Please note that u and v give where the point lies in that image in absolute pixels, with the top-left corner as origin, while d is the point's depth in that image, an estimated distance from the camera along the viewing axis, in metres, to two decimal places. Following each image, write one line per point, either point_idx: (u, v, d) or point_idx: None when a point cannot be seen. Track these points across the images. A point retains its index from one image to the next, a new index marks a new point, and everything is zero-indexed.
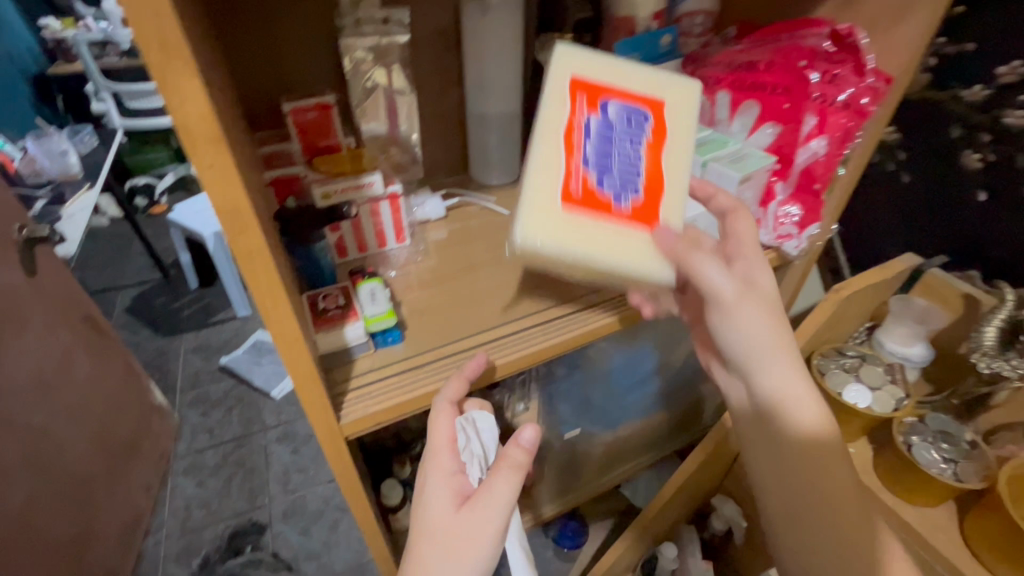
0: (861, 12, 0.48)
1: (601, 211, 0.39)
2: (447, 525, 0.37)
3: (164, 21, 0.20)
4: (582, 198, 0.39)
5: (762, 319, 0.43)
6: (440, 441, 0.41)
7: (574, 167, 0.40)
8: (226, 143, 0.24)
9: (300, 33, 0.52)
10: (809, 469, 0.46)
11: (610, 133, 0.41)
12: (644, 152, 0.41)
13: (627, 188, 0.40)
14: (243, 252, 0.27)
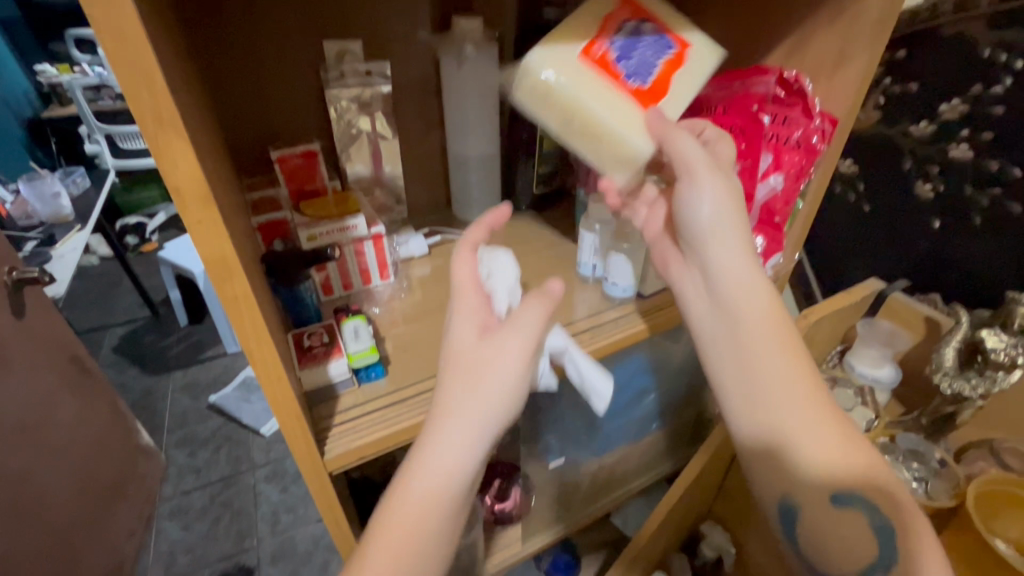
0: (804, 60, 0.52)
1: (609, 77, 0.45)
2: (463, 378, 0.37)
3: (159, 99, 0.22)
4: (598, 59, 0.45)
5: (726, 194, 0.44)
6: (463, 283, 0.41)
7: (599, 41, 0.45)
8: (215, 200, 0.26)
9: (288, 86, 0.55)
10: (777, 361, 0.44)
11: (638, 38, 0.46)
12: (655, 61, 0.46)
13: (638, 75, 0.45)
14: (229, 299, 0.29)
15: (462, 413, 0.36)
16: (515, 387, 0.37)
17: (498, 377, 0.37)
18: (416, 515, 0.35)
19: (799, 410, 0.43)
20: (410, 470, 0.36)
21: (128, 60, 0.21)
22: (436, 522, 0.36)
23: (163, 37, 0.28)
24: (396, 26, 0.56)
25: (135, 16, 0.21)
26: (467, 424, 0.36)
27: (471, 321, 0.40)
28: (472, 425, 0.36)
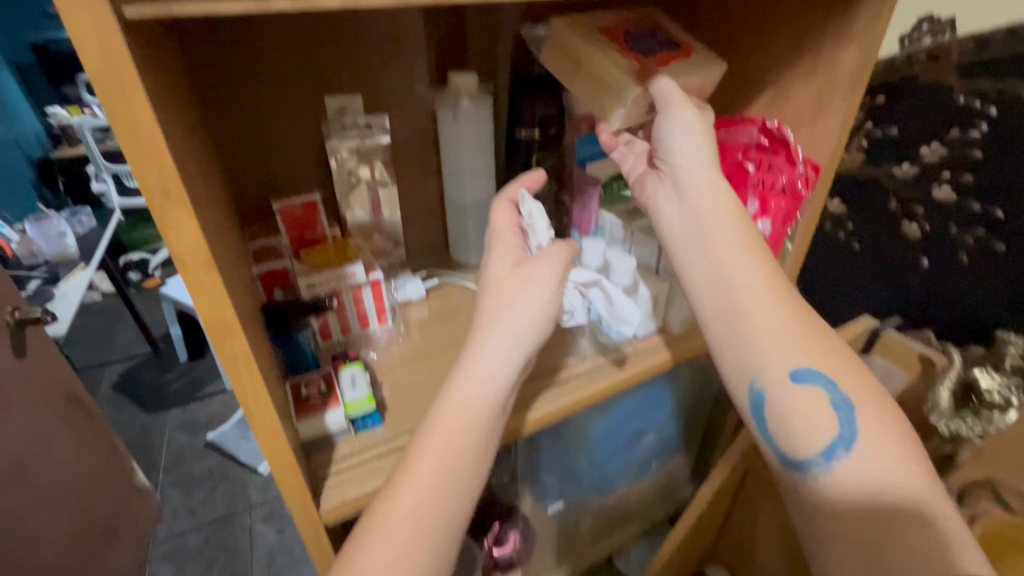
0: (786, 110, 0.54)
1: (614, 42, 0.49)
2: (504, 303, 0.45)
3: (167, 176, 0.24)
4: (609, 31, 0.50)
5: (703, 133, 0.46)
6: (501, 227, 0.50)
7: (617, 25, 0.51)
8: (216, 266, 0.27)
9: (290, 138, 0.57)
10: (751, 282, 0.43)
11: (652, 33, 0.51)
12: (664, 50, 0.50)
13: (640, 47, 0.49)
14: (228, 358, 0.30)
15: (505, 331, 0.45)
16: (547, 312, 0.46)
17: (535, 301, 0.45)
18: (461, 419, 0.42)
19: (780, 334, 0.42)
20: (456, 380, 0.44)
21: (139, 143, 0.23)
22: (480, 423, 0.43)
23: (174, 112, 0.30)
24: (395, 81, 0.59)
25: (147, 103, 0.22)
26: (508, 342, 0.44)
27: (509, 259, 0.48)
28: (511, 339, 0.44)
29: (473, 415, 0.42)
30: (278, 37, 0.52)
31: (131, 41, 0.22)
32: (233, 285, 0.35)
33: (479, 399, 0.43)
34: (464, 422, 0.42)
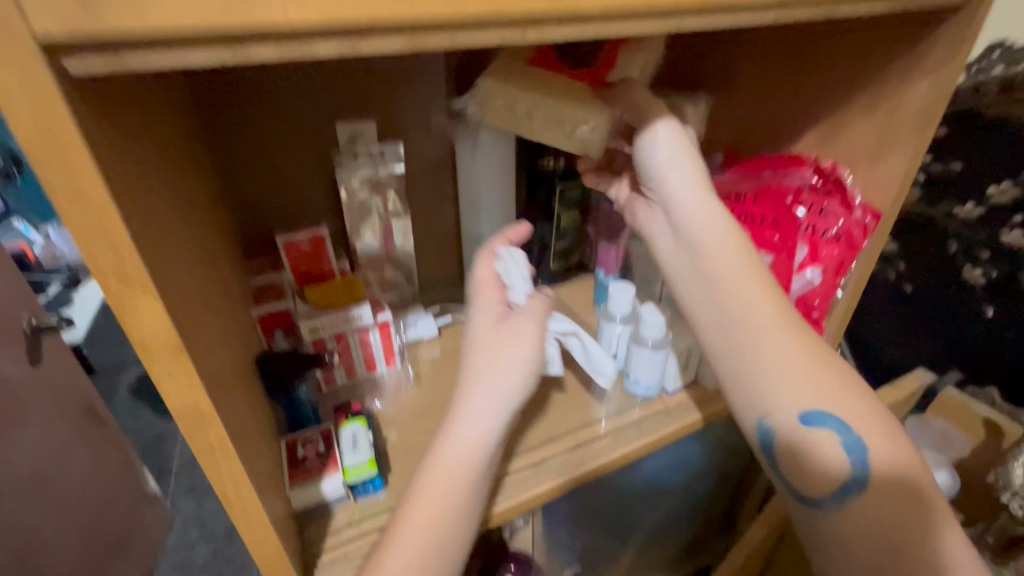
0: (838, 150, 0.49)
1: (555, 68, 0.39)
2: (485, 353, 0.41)
3: (124, 256, 0.20)
4: (539, 55, 0.40)
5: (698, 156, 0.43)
6: (483, 280, 0.45)
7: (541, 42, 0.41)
8: (186, 352, 0.23)
9: (297, 168, 0.54)
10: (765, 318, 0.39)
11: None
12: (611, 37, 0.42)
13: (582, 62, 0.40)
14: (204, 449, 0.26)
15: (483, 386, 0.39)
16: (527, 364, 0.41)
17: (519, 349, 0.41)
18: (447, 480, 0.37)
19: (796, 370, 0.38)
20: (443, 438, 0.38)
21: (89, 223, 0.19)
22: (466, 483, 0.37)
23: (154, 168, 0.26)
24: (411, 109, 0.55)
25: (98, 176, 0.18)
26: (494, 394, 0.39)
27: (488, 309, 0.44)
28: (494, 391, 0.39)
29: (461, 472, 0.37)
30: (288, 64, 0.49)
31: (81, 102, 0.18)
32: (221, 352, 0.31)
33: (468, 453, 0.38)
34: (452, 478, 0.37)
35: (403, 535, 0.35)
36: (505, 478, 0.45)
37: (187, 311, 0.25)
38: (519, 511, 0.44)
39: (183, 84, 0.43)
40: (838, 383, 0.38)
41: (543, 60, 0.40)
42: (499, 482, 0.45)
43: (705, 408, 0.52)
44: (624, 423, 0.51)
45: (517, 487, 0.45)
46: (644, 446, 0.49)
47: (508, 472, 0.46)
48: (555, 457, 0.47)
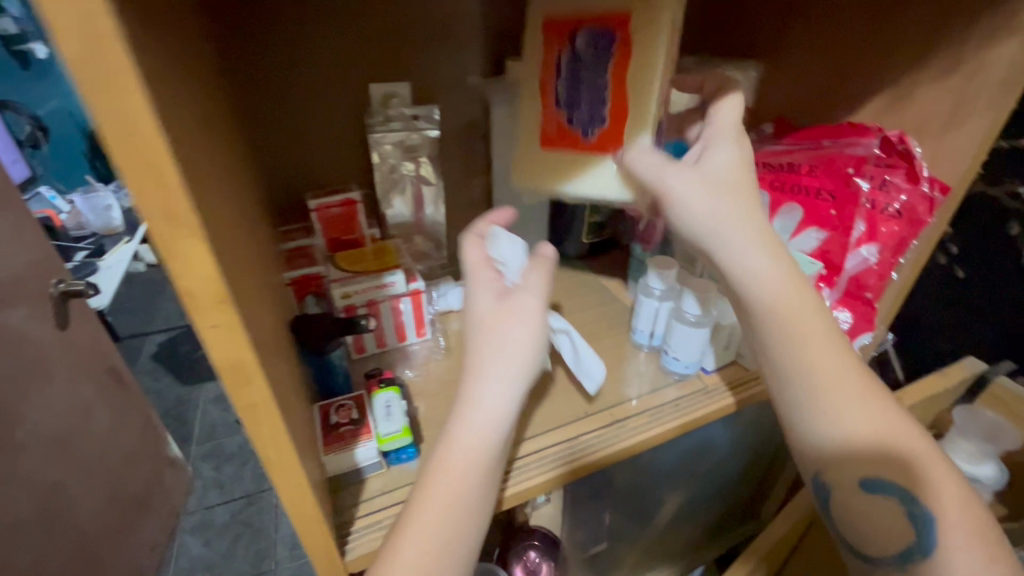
0: (905, 118, 0.47)
1: (574, 146, 0.40)
2: (482, 341, 0.37)
3: (171, 192, 0.19)
4: (555, 134, 0.41)
5: (728, 161, 0.39)
6: (474, 260, 0.42)
7: (548, 106, 0.40)
8: (233, 302, 0.22)
9: (327, 129, 0.52)
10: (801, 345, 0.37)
11: (577, 68, 0.38)
12: (614, 56, 0.37)
13: (594, 116, 0.39)
14: (247, 406, 0.25)
15: (489, 375, 0.36)
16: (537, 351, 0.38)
17: (517, 340, 0.37)
18: (455, 482, 0.34)
19: (854, 408, 0.36)
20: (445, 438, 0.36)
21: (135, 155, 0.17)
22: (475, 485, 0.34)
23: (190, 109, 0.24)
24: (445, 70, 0.53)
25: (145, 102, 0.17)
26: (492, 382, 0.36)
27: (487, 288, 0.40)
28: (505, 379, 0.36)
29: (469, 467, 0.34)
30: (320, 18, 0.46)
31: (128, 21, 0.17)
32: (258, 309, 0.30)
33: (473, 444, 0.35)
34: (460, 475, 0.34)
35: (407, 535, 0.32)
36: (529, 455, 0.44)
37: (229, 261, 0.24)
38: (528, 497, 0.42)
39: (211, 35, 0.41)
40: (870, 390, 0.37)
41: (561, 138, 0.40)
42: (525, 458, 0.43)
43: (740, 390, 0.50)
44: (656, 402, 0.49)
45: (544, 464, 0.43)
46: (678, 427, 0.47)
47: (536, 449, 0.44)
48: (594, 434, 0.46)
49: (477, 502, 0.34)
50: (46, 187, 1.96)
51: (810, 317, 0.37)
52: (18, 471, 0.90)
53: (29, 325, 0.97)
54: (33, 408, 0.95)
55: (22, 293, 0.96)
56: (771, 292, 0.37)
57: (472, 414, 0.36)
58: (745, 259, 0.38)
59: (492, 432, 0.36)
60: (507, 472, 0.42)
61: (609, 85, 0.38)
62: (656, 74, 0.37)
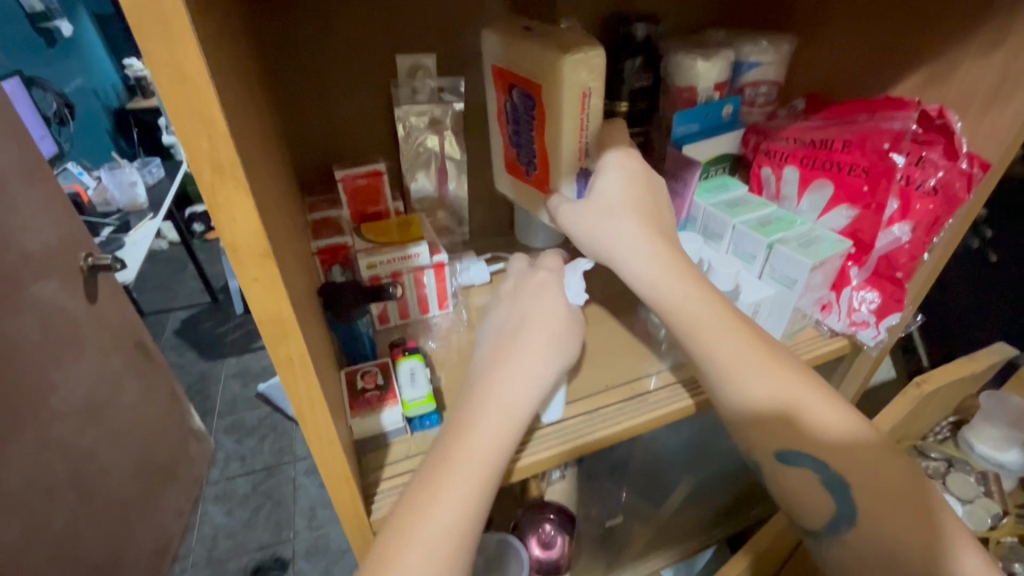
0: (945, 93, 0.45)
1: (522, 178, 0.50)
2: (513, 353, 0.40)
3: (218, 143, 0.19)
4: (511, 164, 0.50)
5: (622, 184, 0.41)
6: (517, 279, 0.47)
7: (503, 141, 0.50)
8: (274, 257, 0.23)
9: (353, 100, 0.52)
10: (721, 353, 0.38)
11: (515, 115, 0.46)
12: (535, 122, 0.44)
13: (530, 161, 0.48)
14: (283, 361, 0.26)
15: (503, 376, 0.38)
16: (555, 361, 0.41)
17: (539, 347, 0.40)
18: (467, 468, 0.34)
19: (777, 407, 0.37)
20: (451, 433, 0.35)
21: (187, 105, 0.18)
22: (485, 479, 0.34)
23: (228, 68, 0.25)
24: (470, 42, 0.53)
25: (197, 52, 0.17)
26: (508, 394, 0.37)
27: (517, 311, 0.44)
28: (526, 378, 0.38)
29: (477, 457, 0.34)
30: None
31: None
32: (291, 271, 0.31)
33: (472, 453, 0.34)
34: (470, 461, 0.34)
35: (429, 511, 0.32)
36: (552, 426, 0.44)
37: (267, 218, 0.25)
38: (547, 466, 0.42)
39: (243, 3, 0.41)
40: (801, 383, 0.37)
41: (513, 169, 0.51)
42: (545, 429, 0.44)
43: None
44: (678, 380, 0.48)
45: (563, 434, 0.44)
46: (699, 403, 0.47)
47: (557, 421, 0.45)
48: (613, 409, 0.46)
49: (479, 496, 0.33)
50: (74, 163, 1.99)
51: (714, 326, 0.38)
52: (54, 436, 0.94)
53: (61, 297, 1.00)
54: (67, 377, 0.99)
55: (54, 266, 0.98)
56: (666, 304, 0.38)
57: (471, 427, 0.35)
58: (635, 276, 0.39)
59: (493, 441, 0.35)
60: (526, 442, 0.43)
61: (536, 142, 0.46)
62: (566, 138, 0.43)
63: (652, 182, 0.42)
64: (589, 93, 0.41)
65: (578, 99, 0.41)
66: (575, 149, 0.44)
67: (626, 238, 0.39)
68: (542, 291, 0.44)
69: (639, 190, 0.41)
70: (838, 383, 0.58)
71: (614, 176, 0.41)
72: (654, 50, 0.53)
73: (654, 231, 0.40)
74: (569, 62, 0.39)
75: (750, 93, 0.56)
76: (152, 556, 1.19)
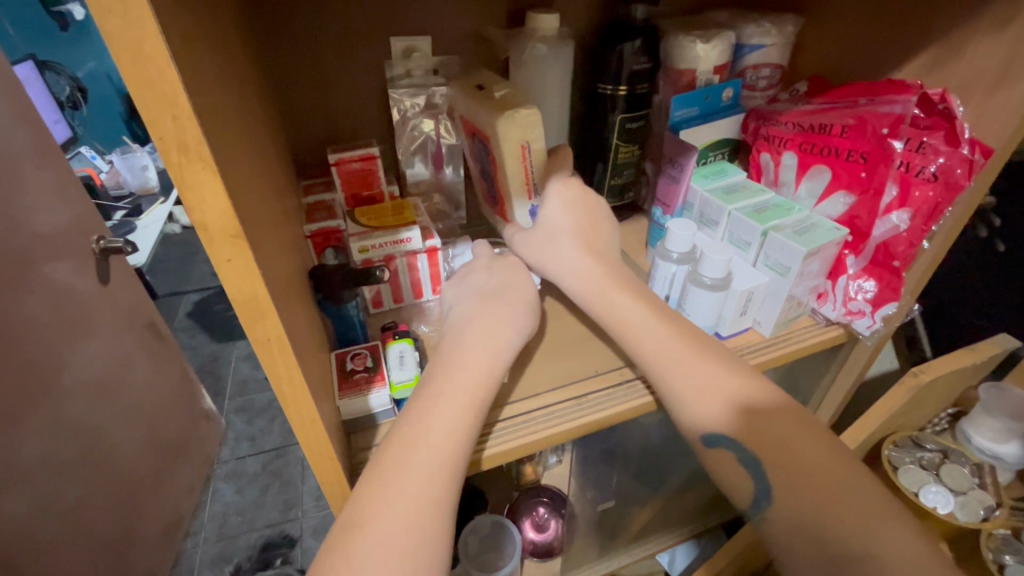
0: (951, 76, 0.44)
1: (492, 210, 0.56)
2: (459, 344, 0.41)
3: (183, 124, 0.19)
4: (484, 197, 0.57)
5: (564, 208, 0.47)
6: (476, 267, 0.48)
7: (476, 177, 0.56)
8: (246, 238, 0.23)
9: (348, 83, 0.52)
10: (671, 354, 0.41)
11: (477, 156, 0.52)
12: (490, 166, 0.50)
13: (493, 198, 0.54)
14: (261, 341, 0.26)
15: (456, 364, 0.39)
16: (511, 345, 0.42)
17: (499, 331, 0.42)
18: (433, 448, 0.34)
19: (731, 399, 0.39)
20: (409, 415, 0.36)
21: (149, 83, 0.18)
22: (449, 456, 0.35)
23: (209, 50, 0.25)
24: (466, 24, 0.52)
25: (158, 32, 0.17)
26: (461, 389, 0.37)
27: (463, 297, 0.45)
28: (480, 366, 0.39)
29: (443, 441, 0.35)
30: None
31: None
32: (275, 253, 0.31)
33: (425, 441, 0.34)
34: (435, 443, 0.35)
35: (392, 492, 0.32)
36: (514, 417, 0.44)
37: (243, 199, 0.25)
38: (526, 452, 0.42)
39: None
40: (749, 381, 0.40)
41: (485, 198, 0.57)
42: (506, 420, 0.43)
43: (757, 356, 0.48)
44: None
45: (550, 419, 0.44)
46: None
47: (524, 410, 0.44)
48: (600, 394, 0.46)
49: (443, 492, 0.33)
50: (87, 147, 2.01)
51: (647, 323, 0.42)
52: (69, 414, 0.96)
53: (73, 279, 1.02)
54: (79, 357, 1.01)
55: (66, 248, 1.00)
56: (597, 312, 0.45)
57: (432, 413, 0.36)
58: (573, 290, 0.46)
59: (447, 438, 0.35)
60: (487, 432, 0.43)
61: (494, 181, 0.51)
62: (512, 183, 0.49)
63: (593, 205, 0.49)
64: (529, 143, 0.46)
65: (517, 151, 0.46)
66: (524, 190, 0.49)
67: (566, 257, 0.47)
68: (489, 273, 0.47)
69: (578, 213, 0.48)
70: (835, 373, 0.57)
71: (556, 202, 0.48)
72: (654, 32, 0.52)
73: (592, 252, 0.47)
74: (501, 124, 0.44)
75: (752, 76, 0.55)
76: (164, 532, 1.22)
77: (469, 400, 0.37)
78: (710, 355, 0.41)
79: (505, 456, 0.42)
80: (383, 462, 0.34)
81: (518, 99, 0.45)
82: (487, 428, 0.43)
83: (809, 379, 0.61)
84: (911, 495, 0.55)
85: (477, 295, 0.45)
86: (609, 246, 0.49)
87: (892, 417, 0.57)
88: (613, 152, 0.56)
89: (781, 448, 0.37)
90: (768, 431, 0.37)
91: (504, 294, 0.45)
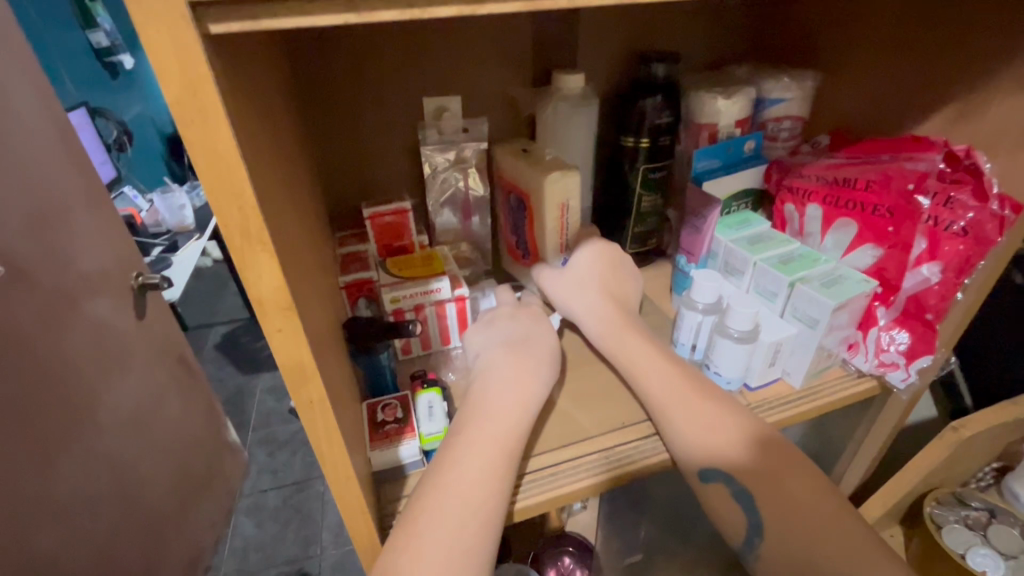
0: (976, 130, 0.44)
1: (517, 258, 0.58)
2: (491, 397, 0.41)
3: (248, 213, 0.21)
4: (509, 248, 0.59)
5: (591, 263, 0.51)
6: (501, 315, 0.50)
7: (503, 230, 0.58)
8: (296, 310, 0.24)
9: (382, 141, 0.55)
10: (688, 408, 0.41)
11: (509, 209, 0.55)
12: (526, 221, 0.53)
13: (521, 248, 0.57)
14: (304, 402, 0.27)
15: (482, 417, 0.39)
16: (535, 396, 0.42)
17: (531, 381, 0.43)
18: (469, 502, 0.35)
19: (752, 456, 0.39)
20: (440, 467, 0.37)
21: (221, 179, 0.20)
22: (484, 506, 0.35)
23: (267, 132, 0.27)
24: (493, 83, 0.55)
25: (232, 137, 0.19)
26: (489, 438, 0.38)
27: (493, 343, 0.46)
28: (502, 421, 0.39)
29: (477, 494, 0.35)
30: (381, 31, 0.48)
31: (218, 63, 0.19)
32: (315, 311, 0.32)
33: (457, 496, 0.35)
34: (465, 497, 0.35)
35: (422, 546, 0.33)
36: (546, 468, 0.44)
37: (293, 267, 0.26)
38: (556, 505, 0.42)
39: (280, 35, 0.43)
40: (768, 450, 0.39)
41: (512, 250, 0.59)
42: (536, 473, 0.43)
43: (787, 410, 0.48)
44: None
45: (578, 473, 0.44)
46: None
47: (554, 461, 0.44)
48: (628, 447, 0.45)
49: (481, 538, 0.34)
50: (128, 186, 2.10)
51: (673, 383, 0.43)
52: (102, 447, 0.98)
53: (113, 314, 1.06)
54: (115, 390, 1.04)
55: (107, 286, 1.04)
56: (613, 352, 0.47)
57: (463, 467, 0.36)
58: (588, 330, 0.49)
59: (482, 487, 0.36)
60: (518, 485, 0.43)
61: (527, 233, 0.54)
62: (547, 239, 0.52)
63: (619, 259, 0.53)
64: (578, 200, 0.50)
65: (558, 210, 0.50)
66: (559, 243, 0.52)
67: (587, 302, 0.49)
68: (516, 322, 0.48)
69: (608, 268, 0.51)
70: (867, 424, 0.56)
71: (583, 253, 0.51)
72: (676, 87, 0.54)
73: (611, 298, 0.49)
74: (548, 184, 0.48)
75: (773, 128, 0.56)
76: (186, 567, 1.22)
77: (504, 450, 0.38)
78: (712, 396, 0.41)
79: (536, 510, 0.42)
80: (416, 516, 0.34)
81: (567, 163, 0.50)
82: (516, 482, 0.42)
83: (842, 428, 0.59)
84: (958, 557, 0.52)
85: (505, 343, 0.46)
86: (630, 295, 0.52)
87: (931, 468, 0.54)
88: (636, 201, 0.57)
89: (783, 494, 0.37)
90: (773, 474, 0.38)
91: (531, 346, 0.46)
